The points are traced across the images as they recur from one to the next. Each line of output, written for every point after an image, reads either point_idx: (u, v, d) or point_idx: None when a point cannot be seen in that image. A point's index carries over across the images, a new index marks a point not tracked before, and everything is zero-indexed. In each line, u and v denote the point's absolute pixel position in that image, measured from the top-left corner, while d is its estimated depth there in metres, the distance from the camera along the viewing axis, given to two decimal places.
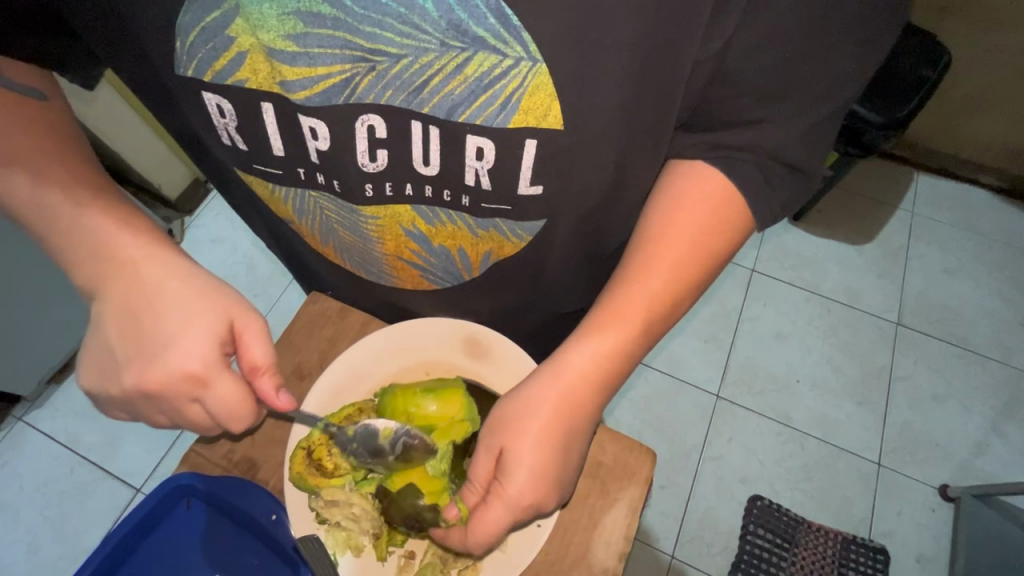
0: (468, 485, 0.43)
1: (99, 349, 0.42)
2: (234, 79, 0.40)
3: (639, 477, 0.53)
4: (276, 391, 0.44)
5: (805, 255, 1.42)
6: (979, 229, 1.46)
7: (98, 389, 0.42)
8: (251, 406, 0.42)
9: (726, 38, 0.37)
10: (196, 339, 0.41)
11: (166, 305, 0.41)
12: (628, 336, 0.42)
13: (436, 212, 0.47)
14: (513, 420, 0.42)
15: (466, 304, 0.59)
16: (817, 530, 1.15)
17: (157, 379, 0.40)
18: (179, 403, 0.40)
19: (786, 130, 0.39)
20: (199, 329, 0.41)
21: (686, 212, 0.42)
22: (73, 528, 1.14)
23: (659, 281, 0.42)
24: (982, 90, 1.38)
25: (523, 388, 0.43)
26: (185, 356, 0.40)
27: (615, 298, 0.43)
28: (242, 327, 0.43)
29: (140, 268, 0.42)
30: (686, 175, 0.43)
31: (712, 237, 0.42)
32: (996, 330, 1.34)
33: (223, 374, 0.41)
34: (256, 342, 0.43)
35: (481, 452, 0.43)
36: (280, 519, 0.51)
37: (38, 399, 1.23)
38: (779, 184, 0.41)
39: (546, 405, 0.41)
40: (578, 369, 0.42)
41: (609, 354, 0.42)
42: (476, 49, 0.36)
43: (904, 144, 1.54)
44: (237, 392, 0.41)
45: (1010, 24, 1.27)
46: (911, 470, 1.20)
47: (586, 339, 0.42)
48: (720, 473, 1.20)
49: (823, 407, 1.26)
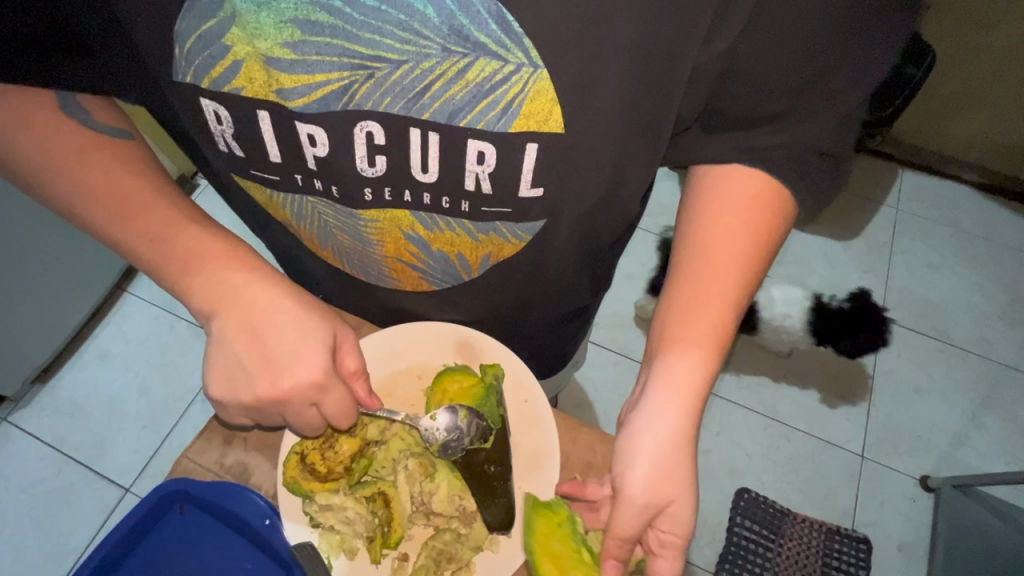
0: (614, 534, 0.43)
1: (218, 365, 0.45)
2: (229, 88, 0.39)
3: None
4: (369, 392, 0.49)
5: (793, 251, 1.43)
6: (961, 225, 1.49)
7: (215, 397, 0.45)
8: (355, 405, 0.48)
9: (729, 40, 0.37)
10: (318, 352, 0.45)
11: (286, 326, 0.45)
12: (721, 337, 0.43)
13: (435, 218, 0.47)
14: (666, 464, 0.41)
15: (463, 305, 0.60)
16: (803, 521, 1.14)
17: (288, 388, 0.44)
18: (300, 408, 0.45)
19: (814, 129, 0.40)
20: (319, 345, 0.45)
21: (739, 216, 0.43)
22: (60, 529, 1.13)
23: (724, 299, 0.43)
24: (966, 87, 1.40)
25: (645, 440, 0.42)
26: (315, 371, 0.44)
27: (693, 321, 0.43)
28: (344, 337, 0.48)
29: (251, 290, 0.45)
30: (719, 185, 0.44)
31: (769, 231, 0.44)
32: (976, 324, 1.37)
33: (338, 383, 0.46)
34: (353, 350, 0.48)
35: (626, 512, 0.42)
36: (272, 523, 0.51)
37: (23, 399, 1.21)
38: (816, 170, 0.42)
39: (681, 439, 0.42)
40: (693, 386, 0.42)
41: (707, 375, 0.43)
42: (477, 55, 0.36)
43: (889, 140, 1.55)
44: (348, 398, 0.47)
45: (993, 23, 1.28)
46: (894, 461, 1.23)
47: (681, 376, 0.42)
48: (708, 467, 1.22)
49: (809, 400, 1.28)
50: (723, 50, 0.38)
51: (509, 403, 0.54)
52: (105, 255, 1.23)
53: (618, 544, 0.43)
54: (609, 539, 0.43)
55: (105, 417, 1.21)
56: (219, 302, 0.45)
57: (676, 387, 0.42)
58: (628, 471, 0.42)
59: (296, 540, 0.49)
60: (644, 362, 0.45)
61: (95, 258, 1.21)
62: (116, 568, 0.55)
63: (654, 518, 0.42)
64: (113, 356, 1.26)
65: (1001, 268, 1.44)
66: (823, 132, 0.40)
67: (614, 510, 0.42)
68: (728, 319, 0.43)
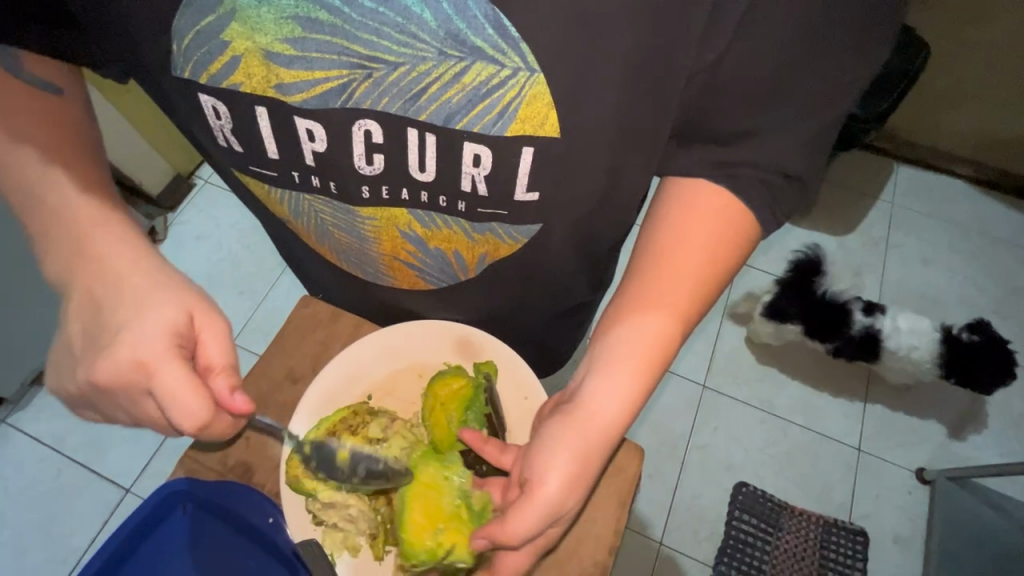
0: (497, 527, 0.42)
1: (63, 347, 0.42)
2: (228, 83, 0.39)
3: (629, 473, 0.56)
4: (229, 390, 0.40)
5: (789, 246, 1.44)
6: (956, 220, 1.50)
7: (60, 387, 0.42)
8: (201, 392, 0.39)
9: (717, 52, 0.37)
10: (148, 326, 0.39)
11: (132, 302, 0.40)
12: (662, 349, 0.42)
13: (431, 215, 0.47)
14: (574, 467, 0.41)
15: (462, 304, 0.60)
16: (800, 514, 1.18)
17: (107, 367, 0.39)
18: (136, 396, 0.39)
19: (784, 151, 0.38)
20: (154, 319, 0.40)
21: (702, 227, 0.42)
22: (60, 529, 1.13)
23: (670, 310, 0.42)
24: (960, 82, 1.41)
25: (567, 440, 0.41)
26: (136, 345, 0.39)
27: (637, 326, 0.42)
28: (200, 321, 0.42)
29: (102, 264, 0.41)
30: (690, 191, 0.42)
31: (729, 253, 0.43)
32: (971, 318, 1.38)
33: (171, 362, 0.39)
34: (213, 342, 0.41)
35: (528, 513, 0.41)
36: (276, 521, 0.52)
37: (21, 400, 1.21)
38: (782, 194, 0.41)
39: (594, 446, 0.41)
40: (618, 387, 0.42)
41: (639, 383, 0.42)
42: (473, 59, 0.36)
43: (884, 136, 1.56)
44: (185, 378, 0.38)
45: (986, 19, 1.29)
46: (890, 454, 1.24)
47: (616, 381, 0.42)
48: (706, 462, 1.22)
49: (806, 395, 1.28)
50: (710, 62, 0.37)
51: (509, 400, 0.54)
52: None
53: (503, 543, 0.43)
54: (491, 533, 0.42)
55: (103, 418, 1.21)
56: (75, 275, 0.42)
57: (607, 391, 0.42)
58: (541, 467, 0.41)
59: (301, 537, 0.50)
60: (584, 359, 0.44)
61: None
62: (121, 566, 0.55)
63: (549, 522, 0.42)
64: None
65: (995, 262, 1.45)
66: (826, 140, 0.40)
67: (517, 507, 0.41)
68: (673, 333, 0.42)
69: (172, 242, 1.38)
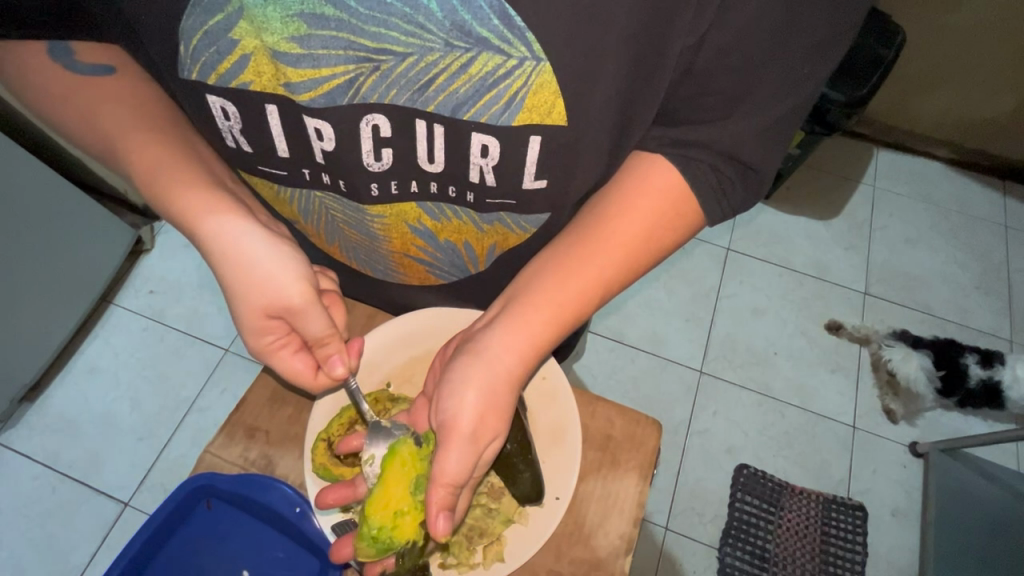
0: (434, 485, 0.41)
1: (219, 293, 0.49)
2: (237, 82, 0.40)
3: (647, 447, 0.58)
4: (328, 361, 0.49)
5: (776, 231, 1.47)
6: (935, 201, 1.54)
7: None
8: (308, 376, 0.49)
9: (700, 35, 0.38)
10: (254, 313, 0.45)
11: (235, 289, 0.45)
12: (583, 297, 0.44)
13: (442, 207, 0.49)
14: (493, 406, 0.43)
15: (472, 291, 0.61)
16: (801, 493, 1.21)
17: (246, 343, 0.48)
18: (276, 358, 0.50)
19: (745, 130, 0.40)
20: (257, 304, 0.45)
21: (648, 198, 0.43)
22: (58, 547, 1.11)
23: (595, 259, 0.44)
24: (934, 66, 1.45)
25: (480, 372, 0.43)
26: (249, 341, 0.47)
27: (561, 272, 0.44)
28: (294, 305, 0.45)
29: (221, 229, 0.44)
30: (648, 165, 0.44)
31: (664, 229, 0.44)
32: (955, 295, 1.42)
33: (282, 358, 0.48)
34: (311, 322, 0.46)
35: (453, 452, 0.41)
36: (303, 511, 0.53)
37: (12, 418, 1.19)
38: (732, 187, 0.43)
39: (508, 385, 0.44)
40: (536, 326, 0.44)
41: (556, 322, 0.44)
42: (480, 49, 0.37)
43: (864, 120, 1.60)
44: (290, 366, 0.48)
45: (956, 4, 1.33)
46: (885, 430, 1.27)
47: (528, 317, 0.44)
48: (707, 446, 1.24)
49: (801, 376, 1.31)
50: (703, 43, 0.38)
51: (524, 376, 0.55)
52: (89, 271, 1.21)
53: (447, 500, 0.42)
54: (437, 499, 0.41)
55: (98, 432, 1.19)
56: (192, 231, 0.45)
57: (520, 327, 0.43)
58: (456, 405, 0.42)
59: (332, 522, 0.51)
60: (495, 309, 0.46)
61: (80, 272, 1.19)
62: (144, 564, 0.55)
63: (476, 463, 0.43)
64: (103, 370, 1.25)
65: (974, 240, 1.49)
66: (803, 116, 0.42)
67: (442, 450, 0.42)
68: (600, 284, 0.44)
69: (161, 251, 1.36)
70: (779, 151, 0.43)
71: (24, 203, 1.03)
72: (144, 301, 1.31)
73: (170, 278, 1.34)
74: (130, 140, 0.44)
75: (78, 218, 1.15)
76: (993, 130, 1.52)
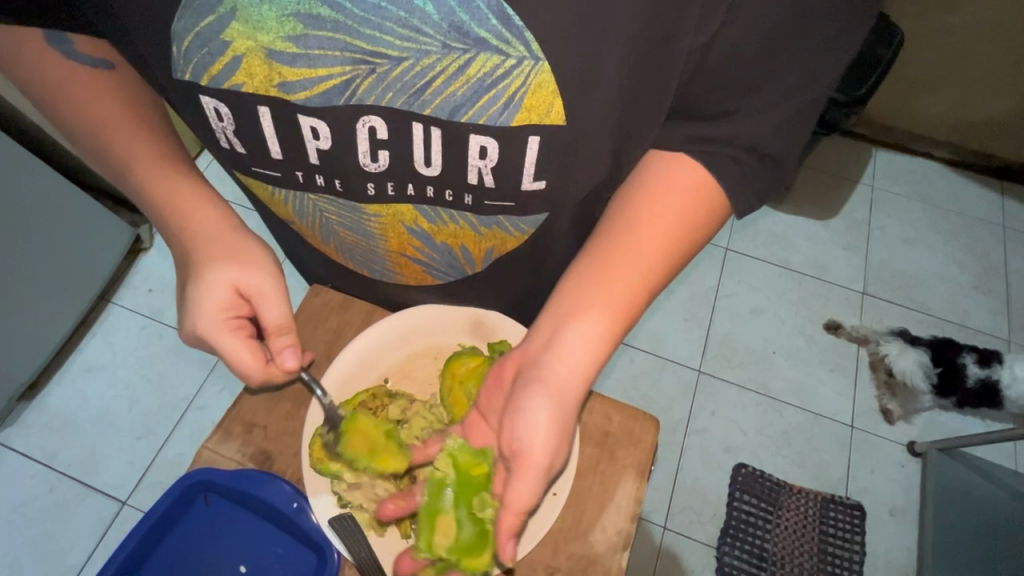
0: (505, 513, 0.40)
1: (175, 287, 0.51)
2: (230, 83, 0.40)
3: (646, 443, 0.58)
4: (280, 350, 0.47)
5: (775, 232, 1.47)
6: (934, 200, 1.55)
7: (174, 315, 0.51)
8: (256, 359, 0.47)
9: (710, 35, 0.38)
10: (218, 290, 0.46)
11: (202, 272, 0.47)
12: (630, 312, 0.45)
13: (438, 211, 0.49)
14: (561, 430, 0.42)
15: (470, 289, 0.61)
16: (799, 492, 1.21)
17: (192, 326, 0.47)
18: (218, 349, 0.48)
19: (764, 127, 0.41)
20: (223, 282, 0.47)
21: (669, 197, 0.44)
22: (56, 545, 1.11)
23: (635, 272, 0.44)
24: (933, 67, 1.45)
25: (549, 396, 0.42)
26: (201, 316, 0.46)
27: (608, 287, 0.44)
28: (261, 286, 0.47)
29: (196, 226, 0.48)
30: (669, 163, 0.44)
31: (688, 228, 0.45)
32: (953, 295, 1.42)
33: (230, 333, 0.46)
34: (274, 303, 0.47)
35: (526, 481, 0.40)
36: (301, 506, 0.53)
37: (10, 417, 1.19)
38: (755, 175, 0.43)
39: (573, 407, 0.43)
40: (596, 347, 0.43)
41: (609, 340, 0.44)
42: (478, 50, 0.36)
43: (863, 121, 1.61)
44: (239, 345, 0.46)
45: (956, 5, 1.34)
46: (883, 429, 1.27)
47: (591, 337, 0.43)
48: (705, 445, 1.24)
49: (800, 376, 1.31)
50: (703, 44, 0.39)
51: None
52: (87, 269, 1.21)
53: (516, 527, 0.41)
54: (507, 526, 0.40)
55: (96, 431, 1.19)
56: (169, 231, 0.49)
57: (583, 347, 0.43)
58: (529, 431, 0.41)
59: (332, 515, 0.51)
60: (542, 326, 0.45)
61: (78, 271, 1.19)
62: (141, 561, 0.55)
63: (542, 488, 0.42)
64: (101, 368, 1.25)
65: (973, 240, 1.49)
66: (803, 116, 0.42)
67: (514, 479, 0.41)
68: (640, 296, 0.45)
69: (160, 250, 1.36)
70: (800, 139, 0.43)
71: (22, 202, 1.03)
72: (142, 300, 1.31)
73: (168, 277, 1.34)
74: (125, 144, 0.47)
75: (76, 217, 1.14)
76: (992, 131, 1.52)
